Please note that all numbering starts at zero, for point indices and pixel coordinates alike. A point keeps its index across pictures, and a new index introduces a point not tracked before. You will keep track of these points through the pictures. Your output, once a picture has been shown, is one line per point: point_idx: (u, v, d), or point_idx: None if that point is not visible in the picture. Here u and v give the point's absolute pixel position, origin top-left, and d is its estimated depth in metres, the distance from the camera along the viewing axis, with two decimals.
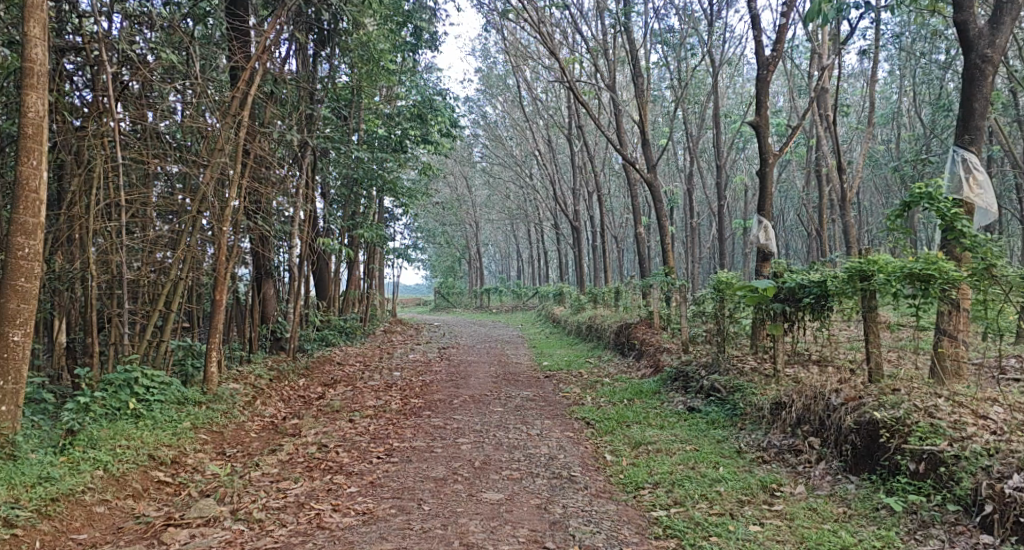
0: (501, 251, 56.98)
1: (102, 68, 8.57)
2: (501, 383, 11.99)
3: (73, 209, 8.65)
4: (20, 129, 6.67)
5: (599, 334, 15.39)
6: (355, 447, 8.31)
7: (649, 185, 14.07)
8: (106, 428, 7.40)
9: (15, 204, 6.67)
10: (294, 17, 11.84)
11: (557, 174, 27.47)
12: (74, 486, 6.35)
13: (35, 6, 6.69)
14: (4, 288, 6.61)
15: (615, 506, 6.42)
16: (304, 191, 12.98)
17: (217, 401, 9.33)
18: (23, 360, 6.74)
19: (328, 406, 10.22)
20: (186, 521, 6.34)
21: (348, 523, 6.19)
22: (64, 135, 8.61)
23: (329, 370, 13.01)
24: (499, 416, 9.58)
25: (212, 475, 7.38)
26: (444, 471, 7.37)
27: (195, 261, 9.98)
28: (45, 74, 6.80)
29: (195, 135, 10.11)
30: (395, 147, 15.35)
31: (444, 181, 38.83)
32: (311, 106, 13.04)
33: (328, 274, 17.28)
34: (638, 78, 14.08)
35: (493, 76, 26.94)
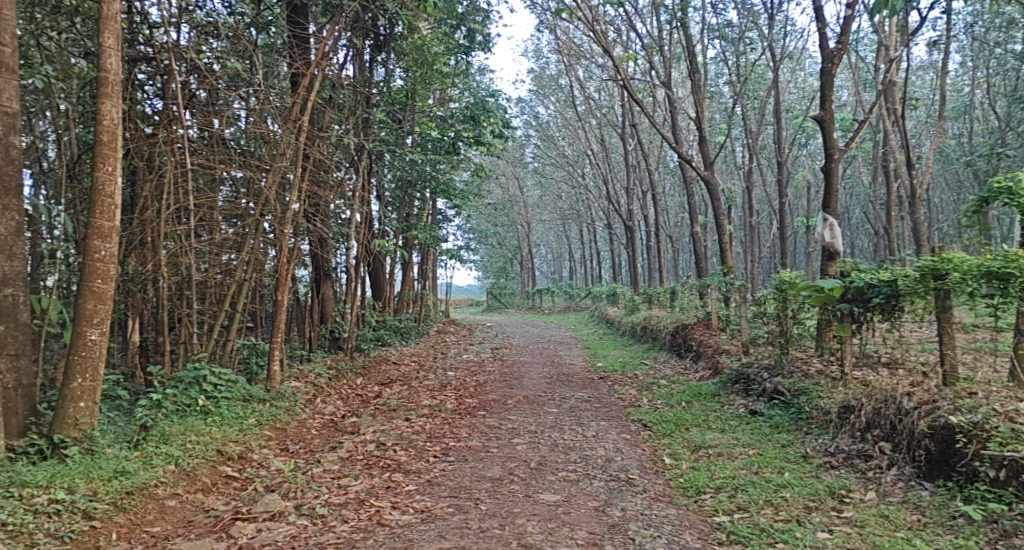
0: (553, 251, 56.88)
1: (171, 78, 8.93)
2: (555, 384, 11.98)
3: (144, 213, 9.01)
4: (96, 137, 6.93)
5: (655, 335, 15.26)
6: (412, 446, 8.39)
7: (706, 183, 13.82)
8: (177, 424, 7.68)
9: (93, 209, 6.93)
10: (352, 23, 12.00)
11: (610, 173, 27.24)
12: (147, 480, 6.54)
13: (109, 18, 6.97)
14: (81, 289, 6.88)
15: (676, 510, 6.32)
16: (361, 194, 13.13)
17: (280, 399, 9.57)
18: (99, 359, 7.00)
19: (385, 406, 10.35)
20: (252, 516, 6.47)
21: (407, 520, 6.26)
22: (136, 141, 8.94)
23: (385, 369, 13.18)
24: (553, 417, 9.55)
25: (276, 471, 7.57)
26: (501, 472, 7.39)
27: (257, 263, 10.24)
28: (119, 83, 7.07)
29: (258, 142, 10.39)
30: (448, 148, 15.51)
31: (496, 183, 38.93)
32: (368, 110, 13.21)
33: (384, 276, 17.58)
34: (696, 74, 13.74)
35: (546, 76, 26.98)
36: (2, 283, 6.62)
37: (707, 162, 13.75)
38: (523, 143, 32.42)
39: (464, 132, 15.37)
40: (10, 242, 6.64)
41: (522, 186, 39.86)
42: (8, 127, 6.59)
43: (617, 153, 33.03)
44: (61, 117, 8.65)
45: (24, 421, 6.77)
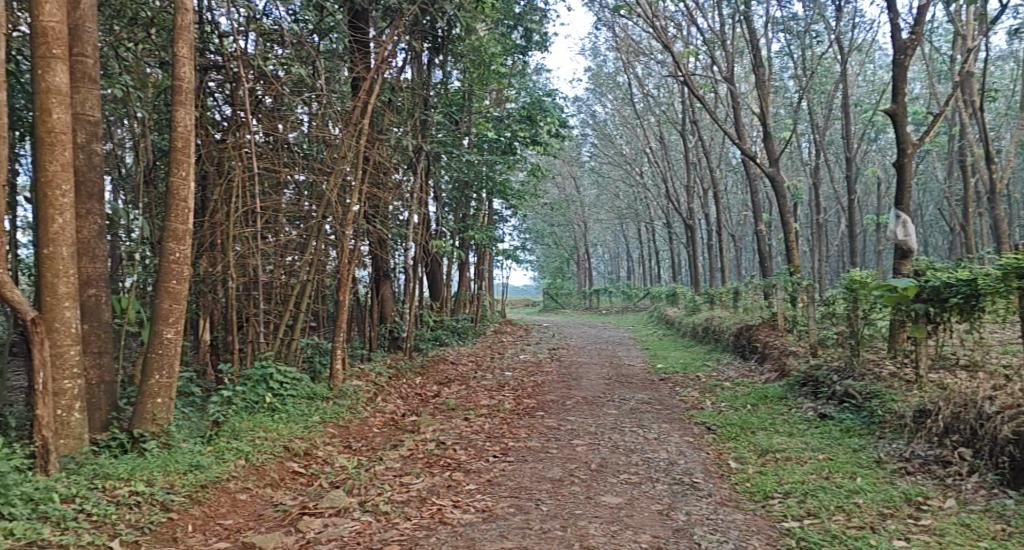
0: (610, 251, 56.46)
1: (239, 85, 9.24)
2: (614, 385, 11.88)
3: (214, 216, 9.33)
4: (171, 143, 7.20)
5: (718, 337, 14.98)
6: (472, 445, 8.46)
7: (771, 180, 13.49)
8: (247, 420, 7.94)
9: (168, 212, 7.18)
10: (411, 26, 12.05)
11: (670, 171, 26.88)
12: (220, 475, 6.73)
13: (184, 28, 7.23)
14: (158, 289, 7.16)
15: (743, 515, 6.19)
16: (420, 195, 13.26)
17: (343, 398, 9.78)
18: (175, 356, 7.28)
19: (444, 405, 10.45)
20: (319, 511, 6.56)
21: (468, 520, 6.27)
22: (207, 147, 9.30)
23: (443, 369, 13.30)
24: (613, 418, 9.49)
25: (340, 467, 7.71)
26: (561, 473, 7.37)
27: (320, 264, 10.47)
28: (192, 91, 7.32)
29: (320, 145, 10.60)
30: (505, 148, 15.50)
31: (552, 182, 38.89)
32: (426, 112, 13.37)
33: (441, 277, 17.76)
34: (759, 68, 13.44)
35: (603, 74, 26.94)
36: (86, 284, 6.93)
37: (771, 158, 13.42)
38: (580, 142, 32.32)
39: (520, 132, 15.19)
40: (93, 245, 6.94)
41: (579, 185, 39.74)
42: (90, 134, 6.89)
43: (677, 151, 32.58)
44: (138, 124, 9.02)
45: (106, 416, 7.07)
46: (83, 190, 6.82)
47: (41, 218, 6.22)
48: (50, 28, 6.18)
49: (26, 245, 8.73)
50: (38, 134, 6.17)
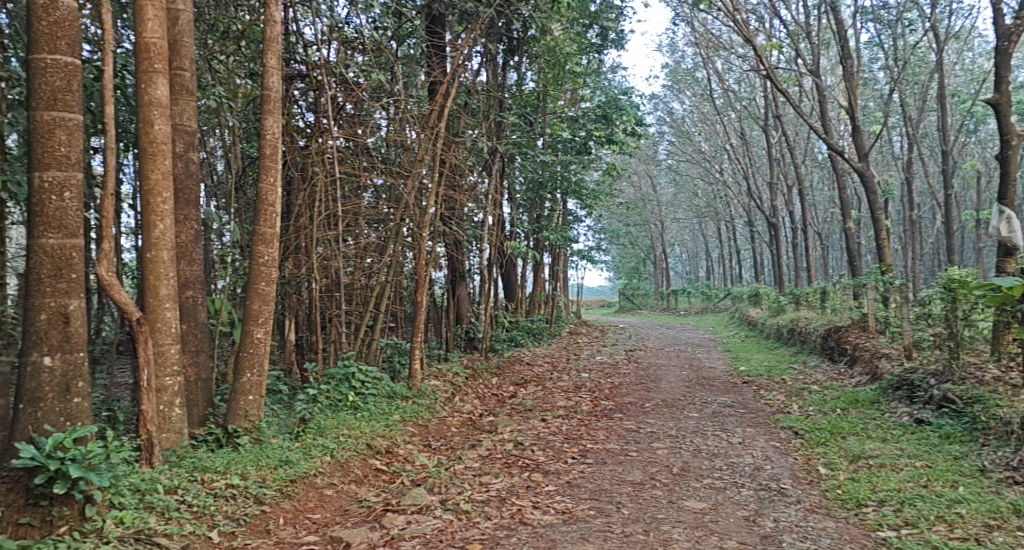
0: (687, 251, 55.42)
1: (322, 92, 9.55)
2: (695, 388, 11.65)
3: (299, 220, 9.65)
4: (260, 150, 7.48)
5: (804, 338, 14.49)
6: (550, 446, 8.47)
7: (860, 175, 12.96)
8: (331, 418, 8.19)
9: (257, 217, 7.47)
10: (486, 29, 12.14)
11: (751, 167, 26.17)
12: (308, 470, 6.95)
13: (272, 39, 7.51)
14: (248, 290, 7.47)
15: (835, 523, 5.97)
16: (494, 196, 13.33)
17: (421, 397, 9.97)
18: (264, 355, 7.56)
19: (521, 406, 10.52)
20: (402, 508, 6.66)
21: (549, 521, 6.27)
22: (292, 153, 9.64)
23: (519, 370, 13.39)
24: (695, 421, 9.33)
25: (421, 466, 7.84)
26: (641, 476, 7.29)
27: (398, 267, 10.68)
28: (279, 99, 7.60)
29: (398, 149, 10.80)
30: (580, 148, 15.39)
31: (627, 182, 38.50)
32: (501, 114, 13.47)
33: (517, 277, 17.85)
34: (847, 59, 12.93)
35: (681, 70, 26.76)
36: (185, 285, 7.28)
37: (861, 153, 12.88)
38: (657, 140, 31.95)
39: (595, 132, 14.99)
40: (190, 248, 7.28)
41: (656, 184, 39.23)
42: (188, 144, 7.25)
43: (758, 147, 31.72)
44: (228, 133, 9.43)
45: (203, 411, 7.42)
46: (181, 197, 7.17)
47: (143, 223, 6.57)
48: (152, 44, 6.52)
49: (130, 249, 9.28)
50: (141, 144, 6.53)
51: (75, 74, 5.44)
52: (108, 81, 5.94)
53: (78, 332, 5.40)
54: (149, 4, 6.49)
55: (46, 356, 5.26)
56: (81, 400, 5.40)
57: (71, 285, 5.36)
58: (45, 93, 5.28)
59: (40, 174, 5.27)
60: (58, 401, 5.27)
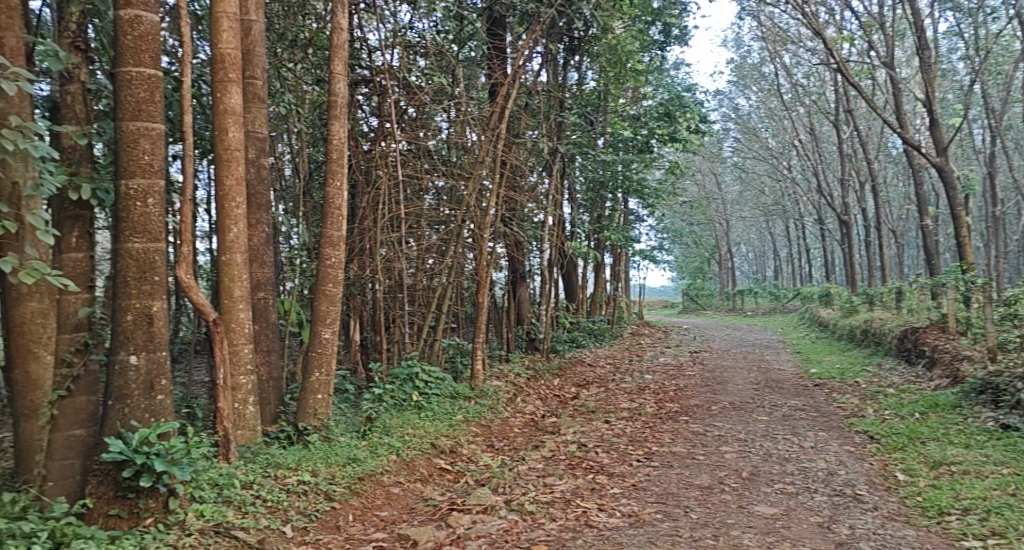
0: (754, 251, 54.18)
1: (386, 97, 9.70)
2: (764, 390, 11.38)
3: (363, 222, 9.84)
4: (327, 155, 7.65)
5: (879, 340, 13.98)
6: (614, 449, 8.40)
7: (938, 170, 12.44)
8: (396, 417, 8.32)
9: (324, 219, 7.64)
10: (547, 30, 12.21)
11: (821, 163, 25.42)
12: (375, 468, 7.07)
13: (338, 46, 7.67)
14: (316, 291, 7.65)
15: (915, 532, 5.74)
16: (555, 197, 13.29)
17: (484, 397, 10.04)
18: (331, 355, 7.73)
19: (584, 407, 10.48)
20: (467, 507, 6.70)
21: (615, 524, 6.22)
22: (356, 157, 9.84)
23: (581, 371, 13.33)
24: (764, 425, 9.12)
25: (485, 465, 7.88)
26: (709, 480, 7.16)
27: (459, 268, 10.77)
28: (345, 105, 7.77)
29: (459, 151, 10.87)
30: (642, 147, 15.23)
31: (690, 180, 37.94)
32: (562, 114, 13.44)
33: (577, 278, 17.79)
34: (924, 50, 12.42)
35: (747, 65, 26.58)
36: (257, 287, 7.51)
37: (939, 147, 12.36)
38: (721, 137, 31.44)
39: (657, 130, 14.84)
40: (262, 251, 7.50)
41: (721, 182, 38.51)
42: (260, 150, 7.47)
43: (828, 142, 30.83)
44: (296, 138, 9.68)
45: (275, 409, 7.65)
46: (253, 201, 7.40)
47: (218, 227, 6.80)
48: (227, 54, 6.75)
49: (206, 252, 9.65)
50: (216, 151, 6.77)
51: (156, 85, 5.67)
52: (186, 91, 6.17)
53: (160, 332, 5.64)
54: (225, 16, 6.73)
55: (132, 355, 5.50)
56: (163, 397, 5.62)
57: (155, 286, 5.59)
58: (130, 104, 5.52)
59: (126, 181, 5.52)
60: (143, 398, 5.50)
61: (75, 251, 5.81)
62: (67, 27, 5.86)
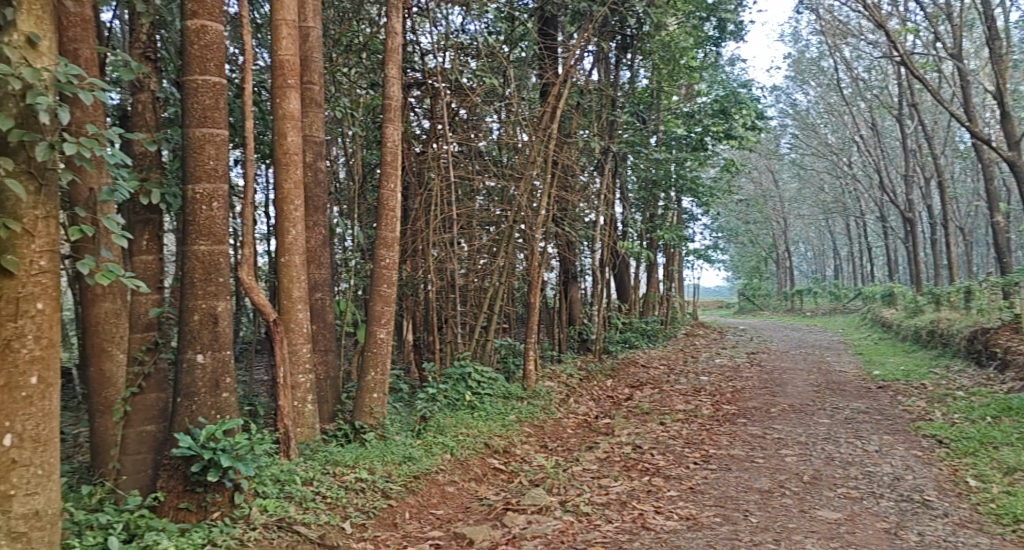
0: (812, 249, 52.83)
1: (438, 99, 9.79)
2: (824, 393, 11.10)
3: (416, 224, 9.94)
4: (382, 158, 7.76)
5: (947, 341, 13.48)
6: (670, 451, 8.31)
7: (1010, 165, 11.92)
8: (450, 417, 8.40)
9: (379, 221, 7.75)
10: (600, 28, 12.16)
11: (884, 159, 24.66)
12: (430, 467, 7.14)
13: (392, 50, 7.77)
14: (372, 292, 7.77)
15: (989, 540, 5.53)
16: (607, 196, 13.20)
17: (537, 398, 10.05)
18: (386, 355, 7.83)
19: (638, 408, 10.39)
20: (522, 507, 6.71)
21: (672, 527, 6.15)
22: (409, 160, 9.96)
23: (635, 372, 13.21)
24: (826, 428, 8.90)
25: (538, 466, 7.88)
26: (769, 484, 7.02)
27: (511, 269, 10.80)
28: (399, 108, 7.86)
29: (510, 152, 10.87)
30: (696, 145, 15.01)
31: (746, 178, 37.25)
32: (614, 112, 13.36)
33: (630, 279, 17.65)
34: (995, 40, 11.93)
35: (805, 60, 26.10)
36: (315, 288, 7.66)
37: (1012, 140, 11.85)
38: (778, 134, 30.83)
39: (712, 127, 14.68)
40: (319, 253, 7.65)
41: (778, 179, 37.68)
42: (316, 153, 7.62)
43: (891, 137, 29.88)
44: (350, 142, 9.88)
45: (332, 407, 7.80)
46: (311, 204, 7.55)
47: (278, 230, 6.97)
48: (286, 61, 6.90)
49: (265, 253, 9.92)
50: (276, 155, 6.93)
51: (220, 92, 5.83)
52: (248, 97, 6.33)
53: (225, 332, 5.80)
54: (284, 24, 6.88)
55: (199, 354, 5.67)
56: (228, 395, 5.78)
57: (219, 288, 5.76)
58: (196, 111, 5.70)
59: (192, 187, 5.70)
60: (209, 395, 5.67)
61: (145, 254, 6.05)
62: (137, 37, 6.10)
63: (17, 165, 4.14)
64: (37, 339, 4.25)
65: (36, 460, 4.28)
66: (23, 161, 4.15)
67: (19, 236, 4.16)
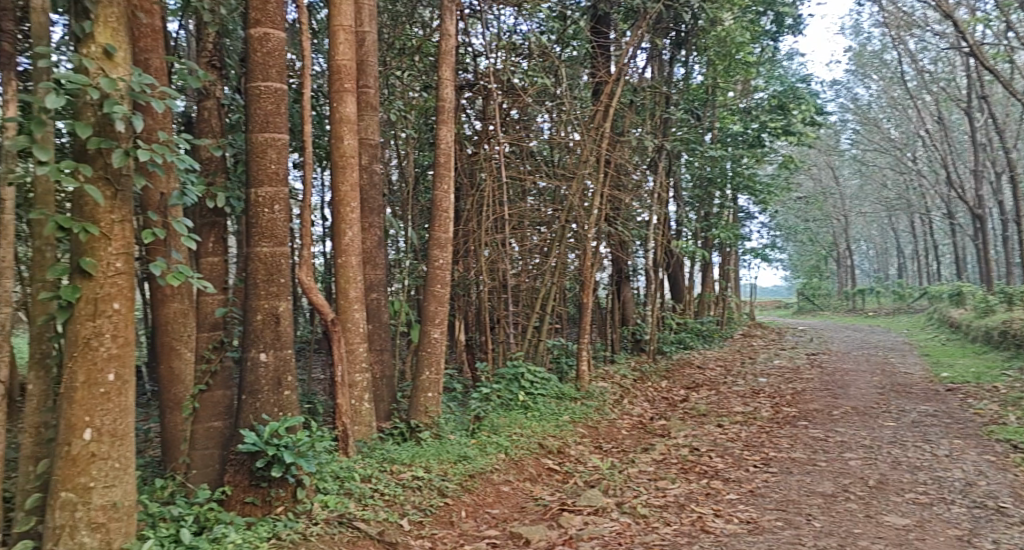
0: (875, 248, 51.21)
1: (490, 100, 9.85)
2: (889, 395, 10.77)
3: (468, 224, 10.00)
4: (435, 159, 7.83)
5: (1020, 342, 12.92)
6: (728, 453, 8.18)
7: None
8: (504, 417, 8.43)
9: (433, 222, 7.82)
10: (654, 25, 12.12)
11: (951, 153, 23.78)
12: (485, 466, 7.18)
13: (446, 52, 7.86)
14: (426, 292, 7.85)
15: None
16: (660, 194, 13.06)
17: (591, 398, 10.01)
18: (440, 355, 7.90)
19: (694, 410, 10.25)
20: (578, 508, 6.69)
21: (733, 530, 6.05)
22: (461, 161, 10.04)
23: (690, 373, 13.03)
24: (891, 431, 8.63)
25: (593, 467, 7.85)
26: (833, 488, 6.84)
27: (563, 269, 10.79)
28: (453, 110, 7.93)
29: (563, 151, 10.79)
30: (752, 142, 14.73)
31: (805, 175, 36.38)
32: (667, 110, 13.25)
33: (684, 279, 17.45)
34: None
35: (867, 53, 25.53)
36: (370, 288, 7.79)
37: None
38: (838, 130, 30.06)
39: (769, 123, 14.20)
40: (375, 253, 7.78)
41: (838, 175, 36.69)
42: (372, 156, 7.75)
43: (958, 131, 28.80)
44: (403, 144, 10.04)
45: (388, 406, 7.91)
46: (367, 206, 7.66)
47: (335, 231, 7.11)
48: (343, 66, 7.04)
49: (322, 254, 10.14)
50: (333, 158, 7.07)
51: (281, 98, 5.98)
52: (307, 102, 6.48)
53: (287, 331, 5.94)
54: (341, 29, 7.03)
55: (262, 353, 5.83)
56: (290, 393, 5.92)
57: (281, 288, 5.90)
58: (259, 117, 5.87)
59: (255, 190, 5.86)
60: (272, 393, 5.82)
61: (211, 255, 6.25)
62: (204, 47, 6.34)
63: (96, 171, 4.34)
64: (114, 337, 4.44)
65: (114, 453, 4.47)
66: (100, 167, 4.34)
67: (97, 239, 4.36)
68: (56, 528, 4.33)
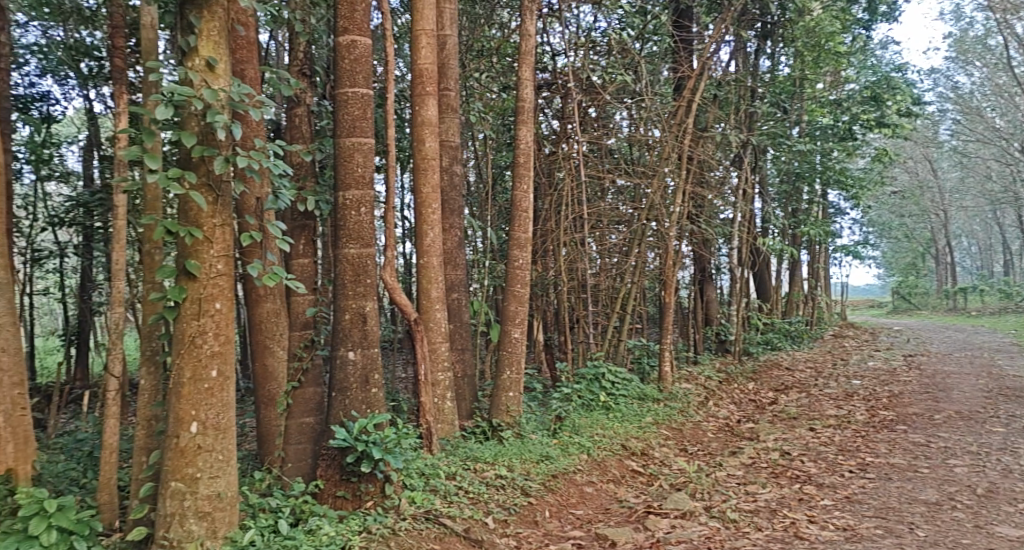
0: (978, 244, 48.28)
1: (570, 98, 9.82)
2: (997, 399, 10.14)
3: (547, 224, 10.00)
4: (515, 159, 7.86)
5: None
6: (821, 458, 7.89)
7: None
8: (586, 417, 8.38)
9: (513, 222, 7.85)
10: (738, 17, 11.84)
11: None
12: (568, 466, 7.16)
13: (526, 52, 7.87)
14: (506, 292, 7.89)
15: None
16: (745, 191, 12.72)
17: (674, 399, 9.85)
18: (521, 355, 7.91)
19: (784, 413, 9.92)
20: (665, 511, 6.59)
21: (829, 537, 5.83)
22: (540, 161, 10.04)
23: (778, 374, 12.64)
24: (1000, 437, 8.14)
25: (678, 469, 7.71)
26: (937, 495, 6.51)
27: (644, 268, 10.65)
28: (532, 110, 7.95)
29: (643, 148, 10.68)
30: (844, 135, 14.16)
31: (899, 167, 34.71)
32: (752, 104, 12.94)
33: (770, 277, 16.92)
34: None
35: (967, 39, 24.08)
36: (452, 289, 7.88)
37: None
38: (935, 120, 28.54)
39: (861, 114, 13.79)
40: (455, 254, 7.87)
41: (936, 168, 34.81)
42: (453, 158, 7.86)
43: None
44: (482, 145, 10.14)
45: (470, 405, 7.99)
46: (448, 207, 7.77)
47: (417, 233, 7.23)
48: (425, 69, 7.15)
49: (404, 255, 10.35)
50: (416, 161, 7.19)
51: (367, 103, 6.12)
52: (390, 106, 6.62)
53: (373, 331, 6.08)
54: (423, 33, 7.14)
55: (351, 351, 5.99)
56: (378, 391, 6.05)
57: (368, 288, 6.05)
58: (346, 122, 6.02)
59: (343, 193, 6.02)
60: (360, 390, 5.97)
61: (302, 257, 6.46)
62: (296, 56, 6.56)
63: (199, 178, 4.56)
64: (217, 336, 4.65)
65: (218, 446, 4.69)
66: (203, 174, 4.56)
67: (201, 242, 4.58)
68: (167, 516, 4.58)
